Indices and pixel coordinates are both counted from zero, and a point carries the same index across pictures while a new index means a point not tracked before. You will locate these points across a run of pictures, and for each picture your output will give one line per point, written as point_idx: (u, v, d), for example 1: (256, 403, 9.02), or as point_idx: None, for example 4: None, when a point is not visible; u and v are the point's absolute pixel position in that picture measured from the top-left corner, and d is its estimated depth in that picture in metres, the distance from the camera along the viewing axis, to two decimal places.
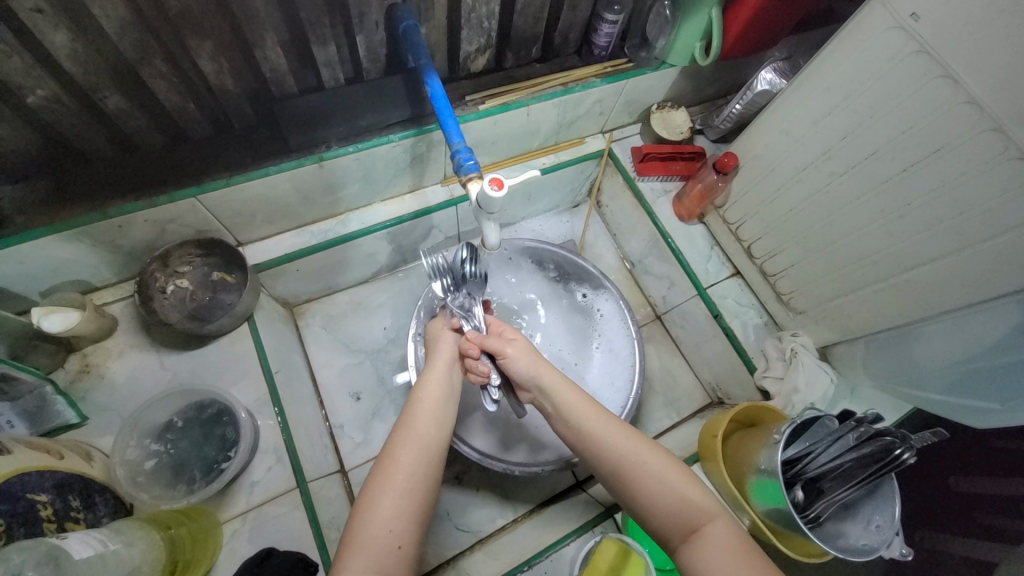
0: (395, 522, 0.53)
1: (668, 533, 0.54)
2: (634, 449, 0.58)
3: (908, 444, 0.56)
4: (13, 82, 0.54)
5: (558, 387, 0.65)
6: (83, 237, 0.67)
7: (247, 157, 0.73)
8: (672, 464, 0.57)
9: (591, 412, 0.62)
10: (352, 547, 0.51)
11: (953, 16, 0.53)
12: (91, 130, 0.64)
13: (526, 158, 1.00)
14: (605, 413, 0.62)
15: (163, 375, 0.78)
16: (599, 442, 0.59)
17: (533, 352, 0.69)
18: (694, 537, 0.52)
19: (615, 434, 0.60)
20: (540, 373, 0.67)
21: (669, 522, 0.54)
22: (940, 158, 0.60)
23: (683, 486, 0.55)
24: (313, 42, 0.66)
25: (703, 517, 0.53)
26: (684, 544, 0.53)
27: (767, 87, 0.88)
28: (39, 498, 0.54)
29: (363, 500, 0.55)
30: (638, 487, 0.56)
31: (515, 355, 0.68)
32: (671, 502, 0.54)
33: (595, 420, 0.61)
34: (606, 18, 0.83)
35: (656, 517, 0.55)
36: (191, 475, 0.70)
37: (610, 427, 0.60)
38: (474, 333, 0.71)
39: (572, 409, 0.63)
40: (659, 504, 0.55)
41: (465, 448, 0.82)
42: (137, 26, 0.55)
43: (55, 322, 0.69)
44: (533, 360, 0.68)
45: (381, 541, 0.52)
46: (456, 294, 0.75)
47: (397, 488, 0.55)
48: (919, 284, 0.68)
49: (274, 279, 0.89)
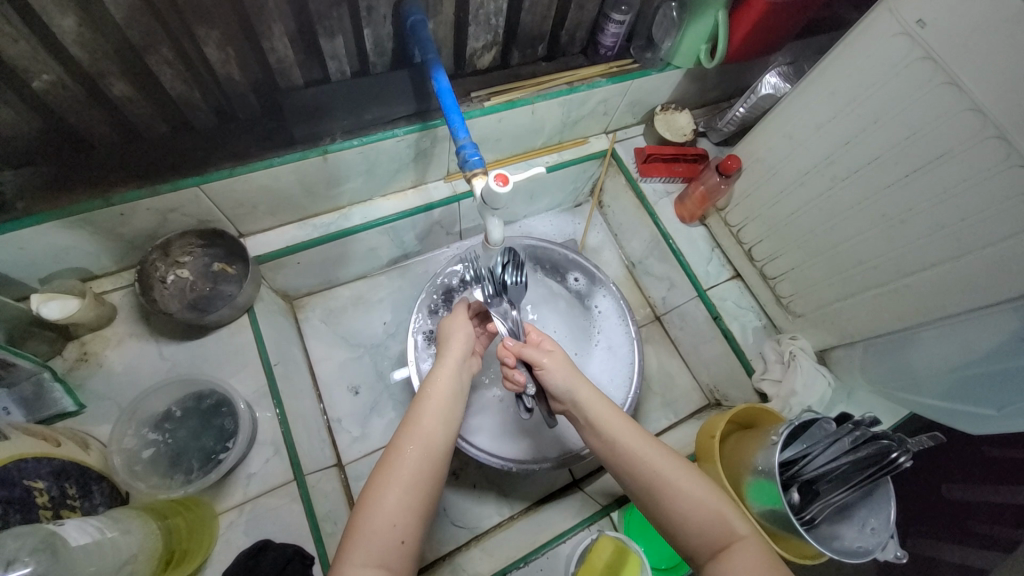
0: (398, 518, 0.53)
1: (697, 548, 0.54)
2: (659, 462, 0.58)
3: (904, 448, 0.56)
4: (19, 66, 0.54)
5: (591, 400, 0.65)
6: (84, 224, 0.67)
7: (251, 148, 0.73)
8: (699, 478, 0.57)
9: (627, 425, 0.62)
10: (353, 543, 0.51)
11: (959, 22, 0.54)
12: (96, 117, 0.64)
13: (530, 156, 1.00)
14: (635, 426, 0.62)
15: (161, 364, 0.78)
16: (635, 452, 0.59)
17: (570, 364, 0.69)
18: (723, 554, 0.52)
19: (646, 444, 0.60)
20: (576, 386, 0.66)
21: (697, 537, 0.54)
22: (943, 164, 0.60)
23: (710, 501, 0.55)
24: (320, 34, 0.66)
25: (733, 535, 0.53)
26: (713, 559, 0.52)
27: (771, 91, 0.89)
28: (35, 484, 0.53)
29: (366, 495, 0.55)
30: (669, 498, 0.56)
31: (552, 367, 0.67)
32: (697, 517, 0.55)
33: (628, 427, 0.62)
34: (613, 18, 0.83)
35: (684, 531, 0.55)
36: (188, 465, 0.70)
37: (641, 439, 0.61)
38: (513, 341, 0.71)
39: (607, 420, 0.63)
40: (688, 518, 0.55)
41: (489, 458, 0.82)
42: (145, 13, 0.54)
43: (54, 309, 0.69)
44: (567, 373, 0.67)
45: (383, 536, 0.52)
46: (497, 303, 0.77)
47: (401, 484, 0.55)
48: (918, 289, 0.69)
49: (275, 272, 0.89)
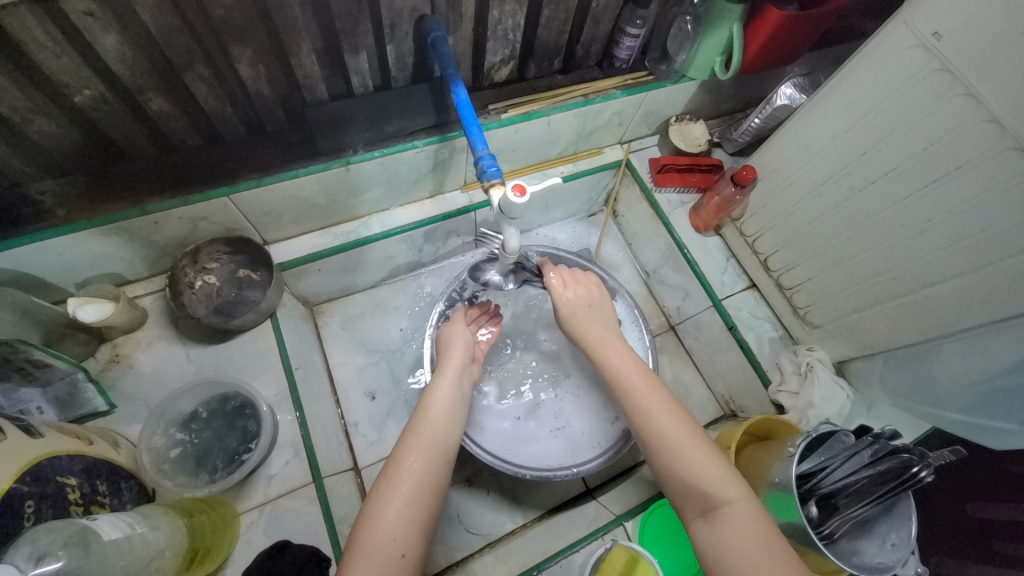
0: (399, 530, 0.54)
1: (687, 507, 0.58)
2: (657, 424, 0.61)
3: (925, 462, 0.56)
4: (62, 82, 0.57)
5: (599, 340, 0.71)
6: (121, 231, 0.70)
7: (278, 159, 0.76)
8: (697, 447, 0.59)
9: (637, 383, 0.65)
10: (356, 554, 0.53)
11: (975, 36, 0.54)
12: (134, 130, 0.67)
13: (545, 167, 1.02)
14: (638, 388, 0.65)
15: (188, 367, 0.81)
16: (647, 416, 0.62)
17: (585, 306, 0.76)
18: (711, 518, 0.55)
19: (648, 408, 0.63)
20: (586, 327, 0.73)
21: (687, 499, 0.57)
22: (962, 175, 0.60)
23: (703, 472, 0.57)
24: (345, 51, 0.68)
25: (721, 500, 0.55)
26: (701, 521, 0.56)
27: (786, 101, 0.90)
28: (68, 481, 0.55)
29: (370, 508, 0.56)
30: (670, 466, 0.59)
31: (573, 300, 0.76)
32: (687, 483, 0.57)
33: (640, 383, 0.65)
34: (628, 32, 0.84)
35: (676, 493, 0.58)
36: (212, 465, 0.72)
37: (642, 404, 0.63)
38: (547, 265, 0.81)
39: (625, 384, 0.66)
40: (679, 480, 0.58)
41: (477, 450, 0.80)
42: (182, 32, 0.57)
43: (90, 313, 0.71)
44: (581, 309, 0.75)
45: (384, 549, 0.53)
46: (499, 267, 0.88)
47: (402, 497, 0.56)
48: (937, 300, 0.68)
49: (296, 278, 0.91)
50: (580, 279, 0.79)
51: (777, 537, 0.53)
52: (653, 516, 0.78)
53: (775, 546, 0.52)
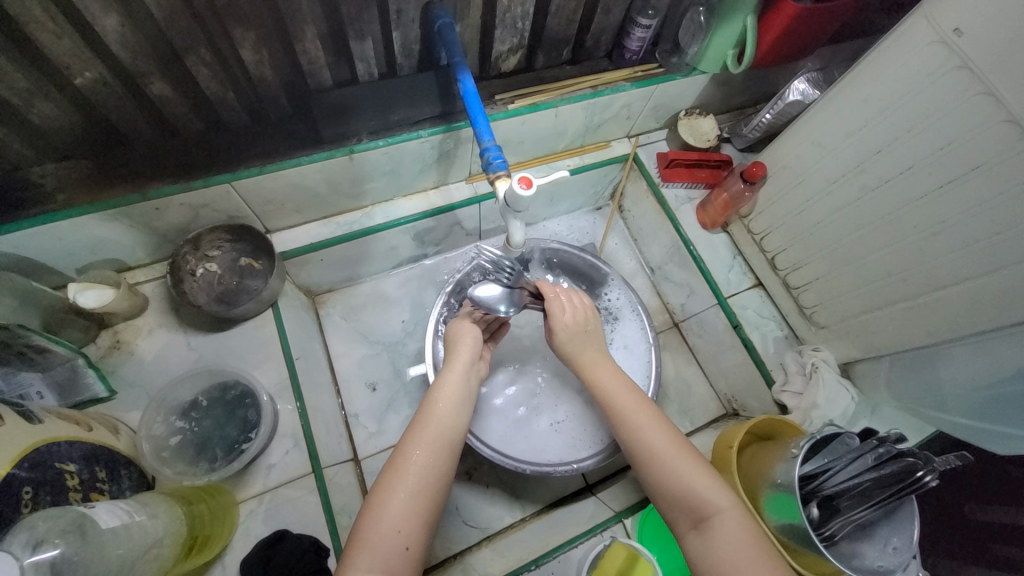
0: (402, 522, 0.55)
1: (677, 518, 0.59)
2: (648, 435, 0.62)
3: (930, 467, 0.54)
4: (62, 63, 0.56)
5: (593, 360, 0.71)
6: (122, 217, 0.69)
7: (281, 147, 0.75)
8: (688, 458, 0.60)
9: (631, 398, 0.66)
10: (359, 546, 0.53)
11: (995, 33, 0.53)
12: (136, 115, 0.66)
13: (552, 159, 1.00)
14: (632, 400, 0.66)
15: (188, 355, 0.80)
16: (638, 430, 0.63)
17: (581, 326, 0.74)
18: (702, 527, 0.56)
19: (642, 418, 0.64)
20: (581, 351, 0.72)
21: (676, 508, 0.58)
22: (979, 176, 0.59)
23: (694, 483, 0.58)
24: (350, 36, 0.67)
25: (710, 509, 0.57)
26: (691, 531, 0.57)
27: (800, 97, 0.87)
28: (66, 467, 0.55)
29: (374, 500, 0.56)
30: (663, 477, 0.59)
31: (568, 323, 0.73)
32: (678, 493, 0.58)
33: (632, 397, 0.66)
34: (640, 22, 0.83)
35: (666, 502, 0.59)
36: (213, 454, 0.72)
37: (637, 417, 0.64)
38: (547, 287, 0.76)
39: (616, 402, 0.66)
40: (669, 490, 0.59)
41: (478, 444, 0.79)
42: (185, 14, 0.56)
43: (90, 298, 0.72)
44: (579, 332, 0.73)
45: (388, 541, 0.53)
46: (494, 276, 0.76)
47: (407, 490, 0.56)
48: (950, 304, 0.67)
49: (299, 268, 0.91)
50: (578, 302, 0.76)
51: (763, 543, 0.54)
52: (652, 514, 0.78)
53: (763, 553, 0.53)
